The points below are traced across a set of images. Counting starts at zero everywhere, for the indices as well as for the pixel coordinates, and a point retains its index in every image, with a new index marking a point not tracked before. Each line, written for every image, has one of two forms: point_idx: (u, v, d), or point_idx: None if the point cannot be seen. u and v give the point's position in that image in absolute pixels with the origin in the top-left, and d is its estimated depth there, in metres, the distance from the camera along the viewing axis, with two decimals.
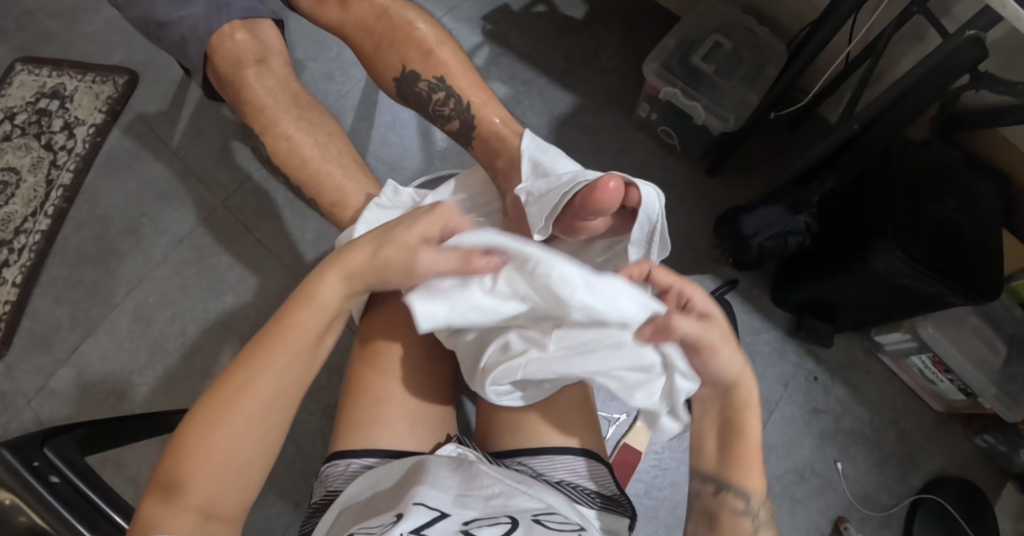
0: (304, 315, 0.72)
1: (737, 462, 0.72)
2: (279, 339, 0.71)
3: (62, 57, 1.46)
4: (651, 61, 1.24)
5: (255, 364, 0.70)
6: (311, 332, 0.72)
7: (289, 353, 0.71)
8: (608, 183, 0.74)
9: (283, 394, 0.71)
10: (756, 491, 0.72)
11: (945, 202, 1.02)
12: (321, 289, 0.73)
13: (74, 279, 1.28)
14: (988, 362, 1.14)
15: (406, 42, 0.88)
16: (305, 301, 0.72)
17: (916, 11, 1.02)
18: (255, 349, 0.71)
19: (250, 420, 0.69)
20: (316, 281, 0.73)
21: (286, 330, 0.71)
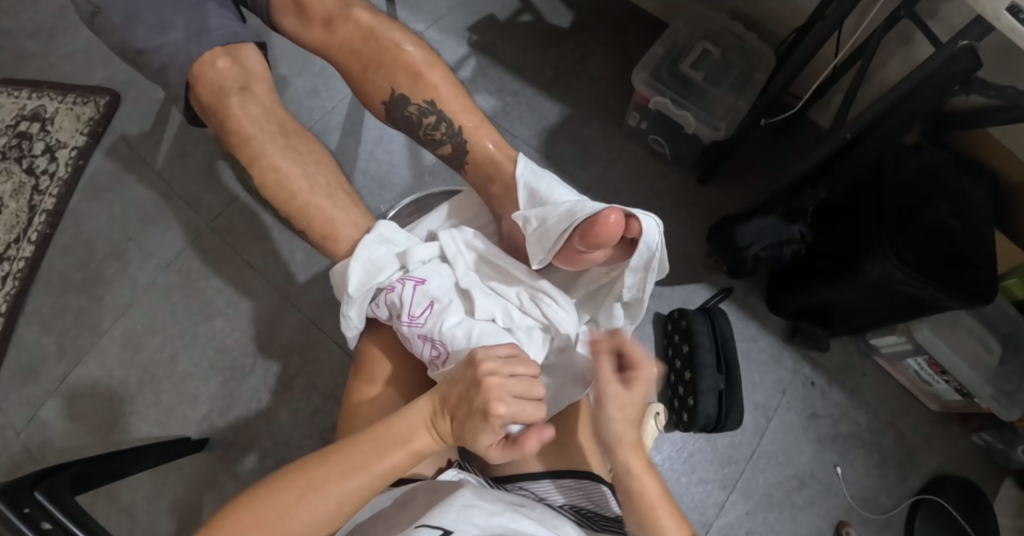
0: (396, 446, 0.72)
1: (653, 528, 0.75)
2: (369, 456, 0.71)
3: (42, 78, 1.43)
4: (640, 71, 1.24)
5: (341, 466, 0.70)
6: (394, 465, 0.72)
7: (371, 475, 0.71)
8: (609, 217, 0.74)
9: (351, 505, 0.70)
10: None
11: (938, 207, 1.02)
12: (417, 429, 0.73)
13: (60, 306, 1.26)
14: (983, 363, 1.14)
15: (394, 64, 0.86)
16: (404, 434, 0.73)
17: (903, 14, 1.03)
18: (344, 452, 0.71)
19: (312, 520, 0.68)
20: (418, 420, 0.74)
21: (377, 452, 0.71)
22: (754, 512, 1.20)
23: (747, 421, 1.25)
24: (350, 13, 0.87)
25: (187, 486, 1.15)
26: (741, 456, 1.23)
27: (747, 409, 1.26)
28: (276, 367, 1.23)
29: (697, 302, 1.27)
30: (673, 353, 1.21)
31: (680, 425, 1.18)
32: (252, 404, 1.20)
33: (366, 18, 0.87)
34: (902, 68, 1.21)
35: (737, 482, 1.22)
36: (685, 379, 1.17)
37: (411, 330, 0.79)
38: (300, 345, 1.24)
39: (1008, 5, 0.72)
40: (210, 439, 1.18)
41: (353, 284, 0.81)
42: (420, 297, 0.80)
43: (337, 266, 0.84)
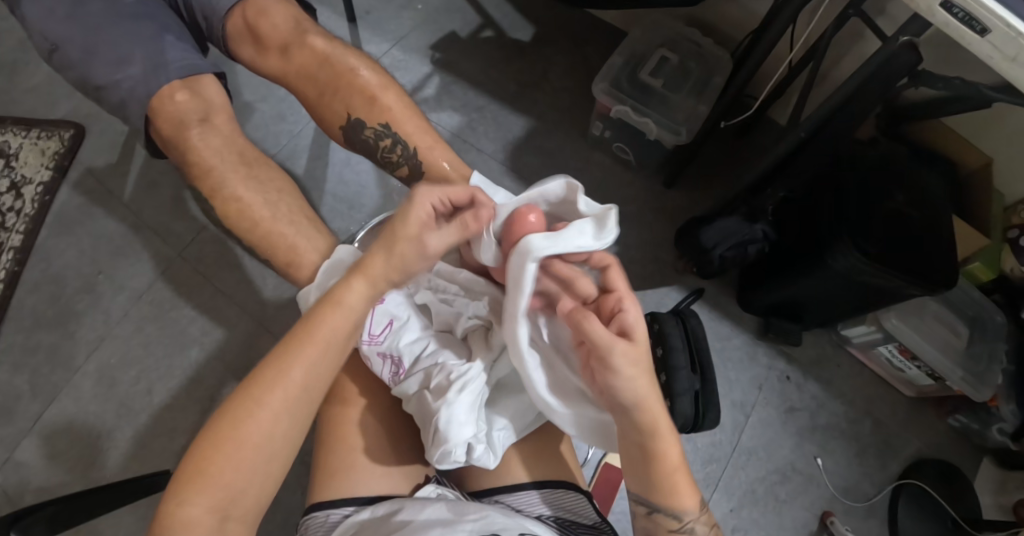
0: (330, 312, 0.74)
1: (663, 488, 0.75)
2: (305, 335, 0.73)
3: (4, 113, 1.42)
4: (600, 81, 1.26)
5: (281, 363, 0.72)
6: (336, 334, 0.74)
7: (314, 353, 0.73)
8: (529, 215, 0.79)
9: (303, 393, 0.72)
10: (692, 507, 0.76)
11: (894, 198, 1.06)
12: (349, 289, 0.75)
13: (32, 344, 1.25)
14: (952, 346, 1.16)
15: (352, 88, 0.87)
16: (337, 297, 0.75)
17: (851, 13, 1.04)
18: (280, 350, 0.73)
19: (273, 427, 0.70)
20: (346, 282, 0.75)
21: (312, 330, 0.73)
22: (738, 508, 1.21)
23: (725, 419, 1.27)
24: (305, 40, 0.89)
25: None
26: (722, 454, 1.24)
27: (725, 407, 1.28)
28: None
29: (669, 305, 1.29)
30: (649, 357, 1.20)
31: None
32: None
33: (321, 45, 0.88)
34: (854, 65, 1.24)
35: (720, 480, 1.23)
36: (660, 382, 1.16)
37: (371, 348, 0.81)
38: None
39: (941, 3, 0.74)
40: None
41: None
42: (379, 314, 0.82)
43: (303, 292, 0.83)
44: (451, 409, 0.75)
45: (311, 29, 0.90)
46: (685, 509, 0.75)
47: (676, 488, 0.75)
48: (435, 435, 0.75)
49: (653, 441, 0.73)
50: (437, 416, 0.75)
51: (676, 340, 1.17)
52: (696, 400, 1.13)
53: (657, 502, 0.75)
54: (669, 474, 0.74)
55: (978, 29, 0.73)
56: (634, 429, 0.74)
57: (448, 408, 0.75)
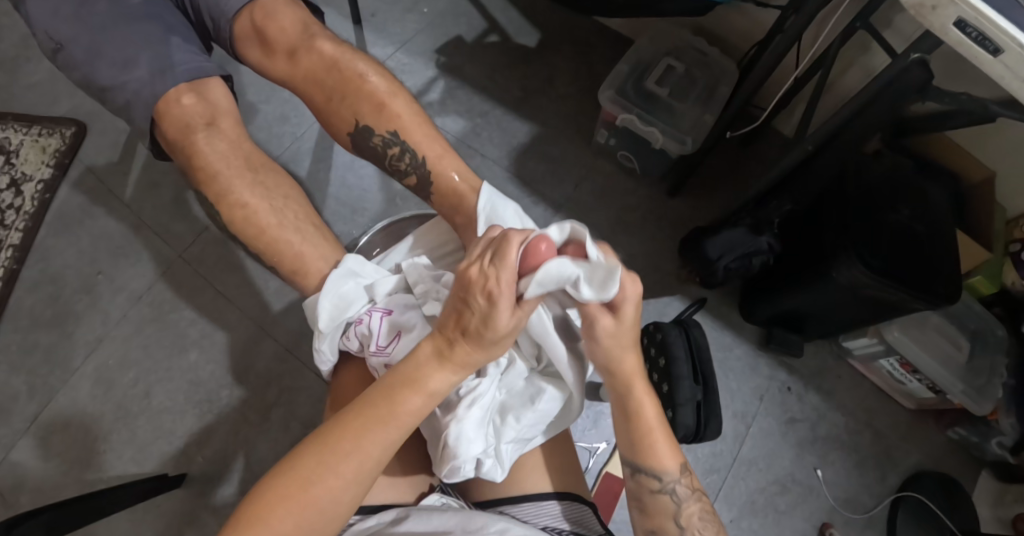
0: (411, 395, 0.71)
1: (648, 451, 0.80)
2: (388, 414, 0.70)
3: (6, 109, 1.41)
4: (606, 89, 1.26)
5: (353, 438, 0.69)
6: (411, 418, 0.71)
7: (389, 433, 0.70)
8: (540, 246, 0.71)
9: (371, 470, 0.70)
10: (671, 468, 0.81)
11: (900, 211, 1.05)
12: (433, 374, 0.71)
13: (30, 344, 1.24)
14: (953, 359, 1.16)
15: (358, 94, 0.87)
16: (419, 377, 0.71)
17: (861, 26, 1.05)
18: (351, 421, 0.70)
19: (330, 497, 0.68)
20: (430, 363, 0.72)
21: (392, 408, 0.70)
22: (738, 519, 1.21)
23: (726, 429, 1.26)
24: (312, 44, 0.88)
25: (167, 523, 1.14)
26: (722, 464, 1.24)
27: (726, 417, 1.27)
28: (254, 398, 1.22)
29: (672, 314, 1.29)
30: (651, 367, 1.22)
31: None
32: (230, 436, 1.19)
33: (329, 48, 0.88)
34: (860, 77, 1.24)
35: (720, 491, 1.23)
36: (663, 391, 1.16)
37: (378, 360, 0.79)
38: (277, 375, 1.23)
39: (956, 20, 0.73)
40: (189, 474, 1.17)
41: (323, 320, 0.81)
42: (387, 327, 0.80)
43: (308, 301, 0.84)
44: (460, 426, 0.76)
45: (319, 32, 0.89)
46: (665, 469, 0.80)
47: (664, 452, 0.80)
48: (445, 450, 0.76)
49: (631, 403, 0.80)
50: (447, 432, 0.76)
51: (679, 349, 1.16)
52: (698, 410, 1.13)
53: (637, 463, 0.81)
54: (651, 436, 0.80)
55: (993, 49, 0.73)
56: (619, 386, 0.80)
57: (457, 425, 0.76)
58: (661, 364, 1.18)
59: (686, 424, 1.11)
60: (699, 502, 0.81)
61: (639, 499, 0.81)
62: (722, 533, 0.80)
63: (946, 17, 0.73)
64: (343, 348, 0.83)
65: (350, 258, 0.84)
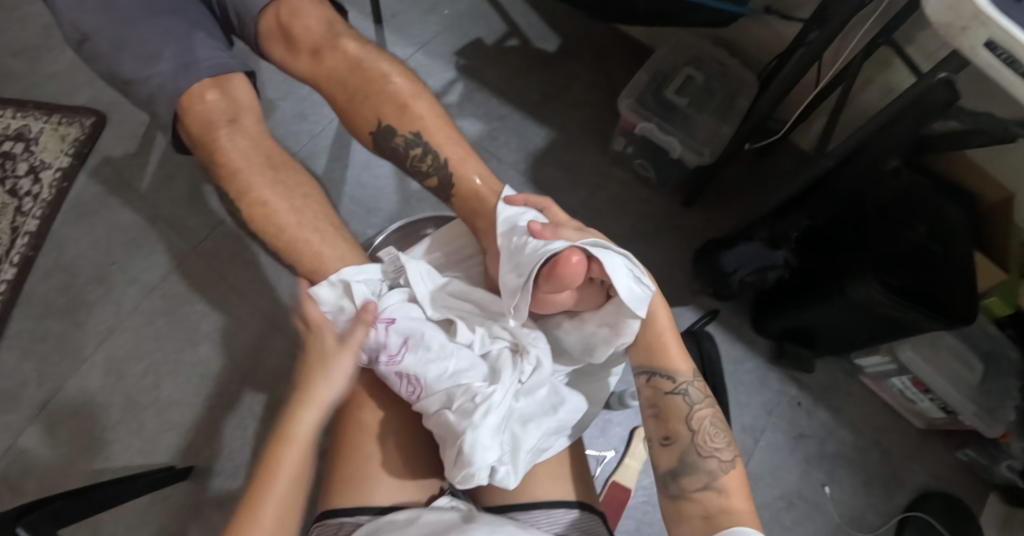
0: (286, 444, 0.77)
1: (660, 352, 0.82)
2: (272, 463, 0.76)
3: (26, 97, 1.42)
4: (626, 97, 1.25)
5: (253, 498, 0.74)
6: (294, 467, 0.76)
7: (282, 479, 0.75)
8: (570, 257, 0.75)
9: (283, 517, 0.74)
10: (683, 371, 0.82)
11: (918, 230, 1.04)
12: (295, 424, 0.78)
13: (41, 331, 1.24)
14: (966, 380, 1.15)
15: (381, 94, 0.87)
16: (287, 431, 0.78)
17: (882, 40, 1.05)
18: (247, 500, 0.74)
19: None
20: (292, 413, 0.79)
21: (273, 460, 0.76)
22: None
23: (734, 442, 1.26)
24: (337, 42, 0.88)
25: (172, 516, 1.14)
26: None
27: (735, 430, 1.27)
28: (262, 394, 1.22)
29: (683, 325, 1.29)
30: None
31: None
32: (237, 431, 1.19)
33: (354, 48, 0.88)
34: (880, 93, 1.23)
35: None
36: None
37: (388, 368, 0.80)
38: (286, 372, 1.24)
39: (985, 41, 0.73)
40: (195, 467, 1.17)
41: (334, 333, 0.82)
42: (394, 335, 0.80)
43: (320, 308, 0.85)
44: (475, 432, 0.75)
45: (343, 32, 0.90)
46: (677, 370, 0.81)
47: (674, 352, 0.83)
48: (458, 456, 0.75)
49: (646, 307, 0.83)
50: (461, 439, 0.75)
51: None
52: None
53: (652, 365, 0.82)
54: (663, 337, 0.83)
55: (1020, 71, 0.72)
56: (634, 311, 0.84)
57: (473, 432, 0.75)
58: None
59: None
60: (712, 409, 0.81)
61: (654, 404, 0.81)
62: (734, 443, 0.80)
63: (974, 38, 0.73)
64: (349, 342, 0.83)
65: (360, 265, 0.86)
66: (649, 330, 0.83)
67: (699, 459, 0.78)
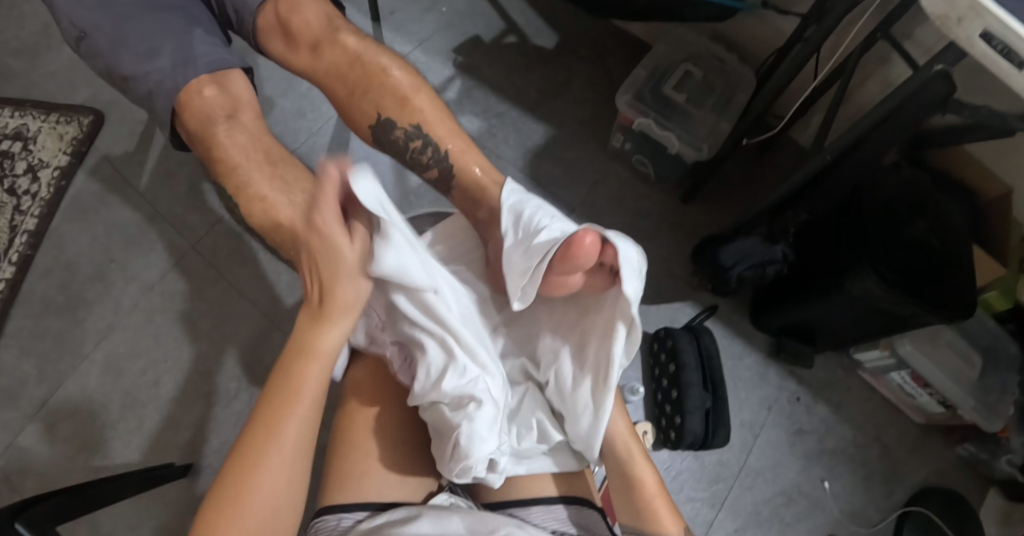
0: (305, 359, 0.77)
1: (650, 515, 0.80)
2: (287, 376, 0.76)
3: (25, 96, 1.42)
4: (623, 93, 1.26)
5: (273, 412, 0.74)
6: (315, 384, 0.76)
7: (300, 396, 0.75)
8: (584, 238, 0.77)
9: (302, 433, 0.75)
10: (676, 534, 0.79)
11: (916, 224, 1.04)
12: (320, 340, 0.78)
13: (40, 329, 1.24)
14: (964, 375, 1.15)
15: (381, 89, 0.87)
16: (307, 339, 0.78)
17: (880, 36, 1.05)
18: (265, 410, 0.75)
19: (273, 474, 0.72)
20: (311, 325, 0.79)
21: (291, 371, 0.76)
22: (742, 530, 1.20)
23: (733, 438, 1.26)
24: (336, 37, 0.88)
25: (171, 513, 1.14)
26: (729, 473, 1.23)
27: (734, 426, 1.27)
28: (261, 391, 1.22)
29: (682, 321, 1.29)
30: (660, 373, 1.23)
31: (667, 443, 1.19)
32: (237, 428, 1.19)
33: (353, 42, 0.88)
34: (879, 89, 1.23)
35: (726, 500, 1.22)
36: (672, 398, 1.19)
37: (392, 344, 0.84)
38: None
39: (981, 32, 0.73)
40: (195, 465, 1.17)
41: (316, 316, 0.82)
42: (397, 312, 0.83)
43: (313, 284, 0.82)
44: (473, 425, 0.76)
45: (343, 26, 0.89)
46: (670, 534, 0.79)
47: (664, 513, 0.80)
48: (455, 450, 0.77)
49: (630, 465, 0.83)
50: (458, 432, 0.76)
51: (690, 358, 1.20)
52: (706, 418, 1.17)
53: (643, 527, 0.80)
54: (651, 502, 0.81)
55: (1017, 63, 0.72)
56: (612, 453, 0.84)
57: (470, 424, 0.76)
58: (672, 371, 1.21)
59: (697, 430, 1.15)
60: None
61: None
62: None
63: (970, 30, 0.73)
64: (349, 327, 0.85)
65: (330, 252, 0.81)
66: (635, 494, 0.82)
67: None
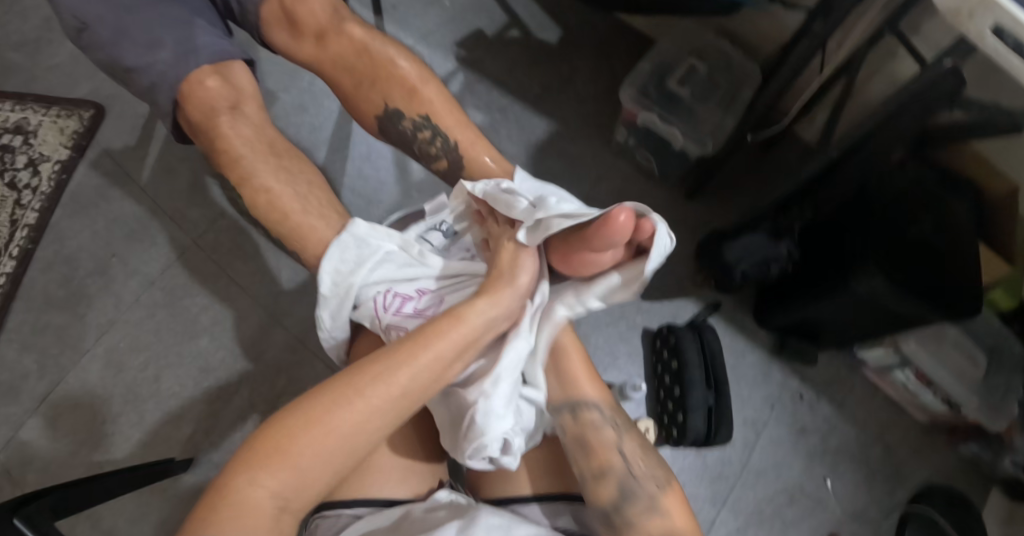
0: (437, 335, 0.75)
1: (573, 387, 0.84)
2: (409, 347, 0.74)
3: (26, 89, 1.41)
4: (627, 88, 1.25)
5: (380, 364, 0.73)
6: (438, 352, 0.75)
7: (412, 366, 0.73)
8: (619, 215, 0.72)
9: (393, 403, 0.72)
10: (593, 396, 0.84)
11: (925, 222, 1.02)
12: (458, 316, 0.77)
13: (41, 324, 1.24)
14: (967, 373, 1.15)
15: (389, 80, 0.86)
16: (462, 315, 0.77)
17: (886, 33, 1.04)
18: (378, 362, 0.73)
19: (349, 425, 0.70)
20: (457, 311, 0.77)
21: (416, 342, 0.74)
22: (744, 528, 1.20)
23: (736, 436, 1.25)
24: (342, 27, 0.87)
25: (171, 508, 1.14)
26: (731, 472, 1.23)
27: (736, 425, 1.26)
28: (262, 386, 1.21)
29: (685, 317, 1.29)
30: (663, 370, 1.22)
31: (668, 440, 1.18)
32: (238, 423, 1.19)
33: (359, 32, 0.87)
34: (885, 85, 1.22)
35: (727, 498, 1.21)
36: (674, 395, 1.18)
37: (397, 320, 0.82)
38: (286, 364, 1.23)
39: (992, 27, 0.72)
40: (195, 460, 1.16)
41: (325, 287, 0.84)
42: (410, 290, 0.84)
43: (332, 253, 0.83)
44: (489, 402, 0.77)
45: (349, 16, 0.89)
46: (583, 397, 0.83)
47: (585, 382, 0.84)
48: (470, 429, 0.78)
49: (556, 342, 0.85)
50: (475, 409, 0.77)
51: (693, 354, 1.19)
52: (709, 416, 1.16)
53: (566, 395, 0.84)
54: (574, 371, 0.85)
55: None
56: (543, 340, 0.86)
57: (485, 401, 0.77)
58: (674, 367, 1.20)
59: (698, 428, 1.14)
60: (629, 434, 0.83)
61: (576, 440, 0.82)
62: (662, 467, 0.81)
63: (981, 25, 0.72)
64: (349, 319, 0.85)
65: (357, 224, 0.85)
66: (560, 368, 0.85)
67: (632, 491, 0.78)
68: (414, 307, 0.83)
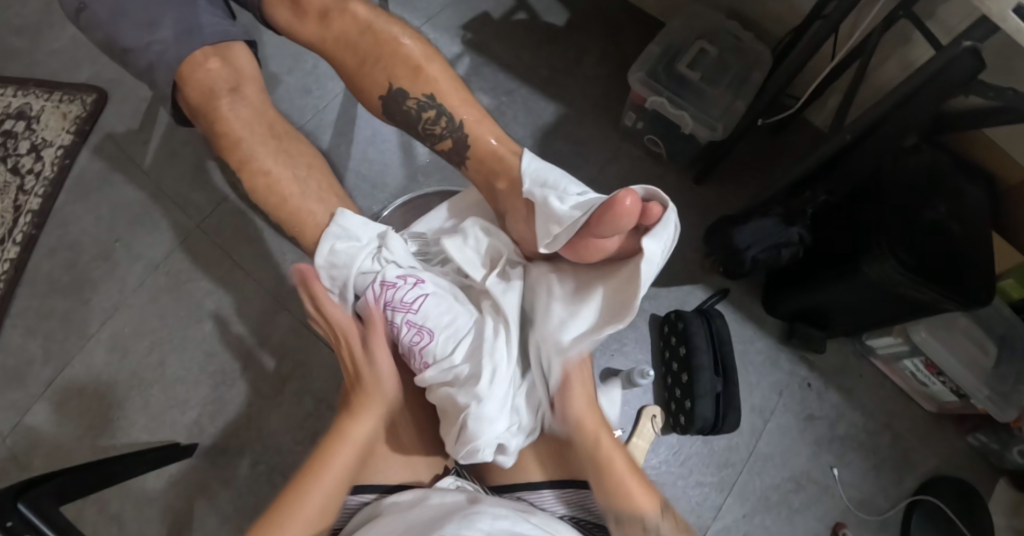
0: (339, 447, 0.78)
1: (625, 498, 0.78)
2: (317, 466, 0.77)
3: (28, 75, 1.40)
4: (637, 70, 1.22)
5: (301, 490, 0.75)
6: (347, 460, 0.78)
7: (329, 483, 0.76)
8: (625, 200, 0.70)
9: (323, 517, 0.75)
10: (651, 511, 0.77)
11: (937, 208, 1.01)
12: (353, 423, 0.80)
13: (46, 309, 1.23)
14: (979, 362, 1.13)
15: (393, 57, 0.85)
16: (342, 433, 0.79)
17: (903, 15, 1.03)
18: (282, 506, 0.74)
19: None
20: (346, 419, 0.80)
21: (321, 460, 0.77)
22: (750, 515, 1.19)
23: (743, 423, 1.24)
24: (345, 5, 0.85)
25: (177, 494, 1.14)
26: (738, 459, 1.22)
27: (744, 411, 1.25)
28: (267, 371, 1.21)
29: (693, 304, 1.27)
30: (671, 355, 1.21)
31: (676, 427, 1.18)
32: (244, 408, 1.19)
33: (363, 11, 0.85)
34: (899, 68, 1.20)
35: (734, 485, 1.21)
36: (682, 381, 1.17)
37: (400, 313, 0.80)
38: (291, 348, 1.22)
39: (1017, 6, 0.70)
40: (200, 444, 1.16)
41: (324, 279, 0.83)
42: (416, 292, 0.80)
43: (325, 239, 0.82)
44: (480, 407, 0.76)
45: None
46: (642, 511, 0.77)
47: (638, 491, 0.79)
48: (463, 433, 0.77)
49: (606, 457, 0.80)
50: (466, 414, 0.77)
51: (701, 340, 1.18)
52: (717, 403, 1.15)
53: (616, 508, 0.78)
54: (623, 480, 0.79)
55: None
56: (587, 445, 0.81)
57: (478, 405, 0.76)
58: (682, 353, 1.19)
59: (705, 415, 1.14)
60: None
61: None
62: None
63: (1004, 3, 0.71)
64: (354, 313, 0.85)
65: (342, 213, 0.83)
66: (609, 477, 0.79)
67: None
68: (403, 296, 0.80)
